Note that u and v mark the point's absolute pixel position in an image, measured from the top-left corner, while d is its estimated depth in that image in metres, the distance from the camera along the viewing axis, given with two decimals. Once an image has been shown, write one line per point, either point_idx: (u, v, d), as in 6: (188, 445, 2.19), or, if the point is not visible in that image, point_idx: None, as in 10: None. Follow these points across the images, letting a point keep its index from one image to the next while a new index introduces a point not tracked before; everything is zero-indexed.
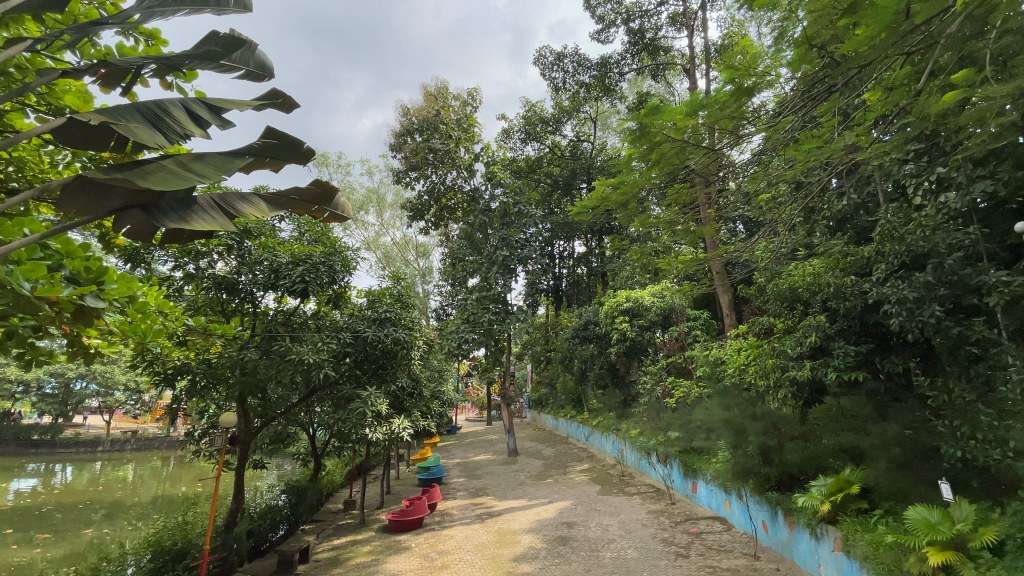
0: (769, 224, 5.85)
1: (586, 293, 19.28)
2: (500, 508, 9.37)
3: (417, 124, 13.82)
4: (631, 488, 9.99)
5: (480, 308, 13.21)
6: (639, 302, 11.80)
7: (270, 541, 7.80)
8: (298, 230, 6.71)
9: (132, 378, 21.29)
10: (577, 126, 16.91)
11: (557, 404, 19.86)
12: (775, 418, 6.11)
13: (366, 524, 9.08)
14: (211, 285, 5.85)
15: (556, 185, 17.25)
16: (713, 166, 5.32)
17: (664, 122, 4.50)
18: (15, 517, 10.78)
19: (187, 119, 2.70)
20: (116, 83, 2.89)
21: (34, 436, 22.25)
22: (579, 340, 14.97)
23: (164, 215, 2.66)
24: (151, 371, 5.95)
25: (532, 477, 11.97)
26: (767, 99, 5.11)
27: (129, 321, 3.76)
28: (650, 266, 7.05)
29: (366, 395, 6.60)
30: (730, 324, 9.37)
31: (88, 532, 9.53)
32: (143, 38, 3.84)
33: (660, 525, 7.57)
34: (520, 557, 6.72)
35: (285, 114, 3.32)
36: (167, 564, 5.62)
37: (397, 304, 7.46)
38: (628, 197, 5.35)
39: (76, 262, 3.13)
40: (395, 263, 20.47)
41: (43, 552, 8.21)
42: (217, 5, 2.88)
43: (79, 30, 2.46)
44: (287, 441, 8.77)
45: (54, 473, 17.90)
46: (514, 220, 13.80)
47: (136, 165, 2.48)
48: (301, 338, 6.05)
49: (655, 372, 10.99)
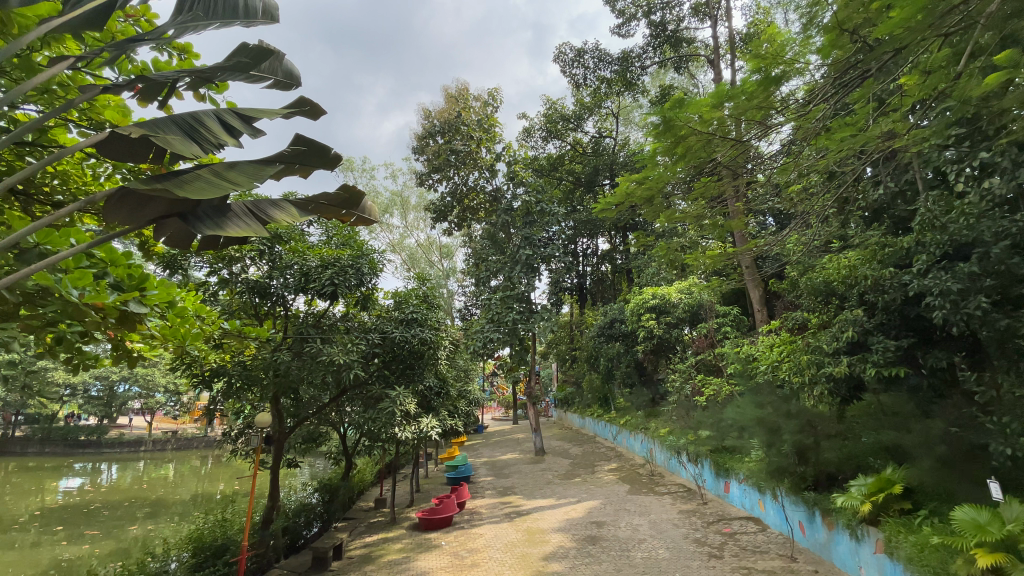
0: (800, 217, 5.68)
1: (610, 291, 19.12)
2: (529, 508, 9.37)
3: (438, 126, 13.96)
4: (661, 488, 9.83)
5: (503, 308, 13.12)
6: (666, 299, 11.59)
7: (304, 538, 7.98)
8: (327, 234, 6.85)
9: (172, 380, 22.08)
10: (598, 122, 16.76)
11: (584, 403, 19.72)
12: (811, 416, 5.93)
13: (397, 522, 9.21)
14: (244, 290, 6.02)
15: (578, 182, 17.14)
16: (739, 159, 5.23)
17: (689, 115, 4.43)
18: (65, 515, 11.31)
19: (220, 129, 2.79)
20: (154, 96, 3.00)
21: (81, 436, 23.22)
22: (605, 339, 14.81)
23: (200, 222, 2.76)
24: (189, 373, 6.16)
25: (559, 476, 11.94)
26: (797, 88, 4.97)
27: (169, 325, 3.92)
28: (676, 262, 6.93)
29: (394, 395, 6.71)
30: (761, 320, 9.11)
31: (132, 529, 9.93)
32: (176, 53, 3.97)
33: (692, 526, 7.43)
34: (550, 556, 6.71)
35: (313, 121, 3.40)
36: (208, 560, 5.81)
37: (423, 305, 7.53)
38: (653, 192, 5.28)
39: (119, 269, 3.26)
40: (420, 264, 20.65)
41: (91, 548, 8.60)
42: (246, 17, 2.96)
43: (119, 47, 2.55)
44: (318, 441, 8.96)
45: (100, 472, 18.72)
46: (536, 218, 13.80)
47: (174, 175, 2.56)
48: (331, 340, 6.15)
49: (683, 369, 10.81)
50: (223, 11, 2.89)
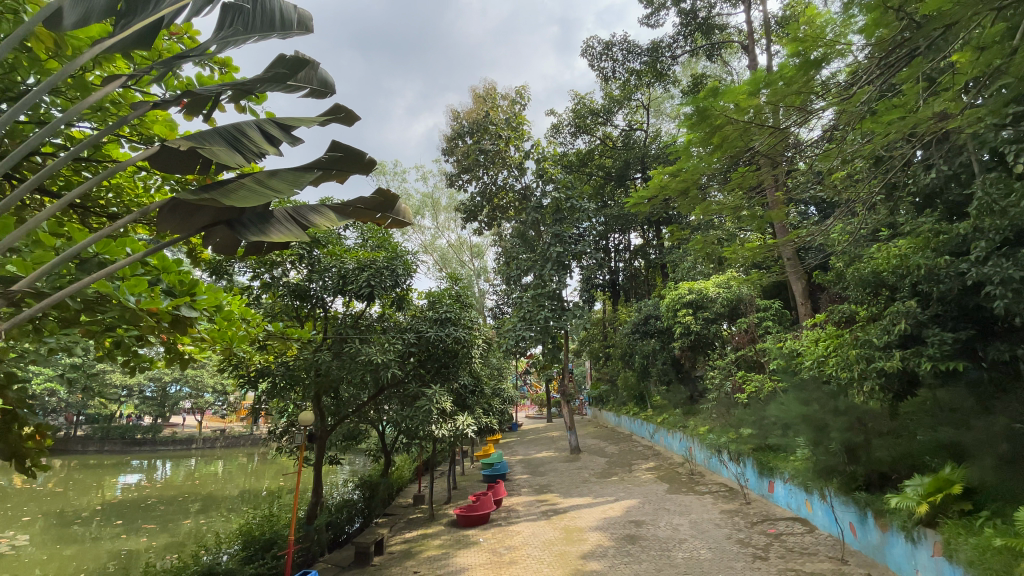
0: (845, 206, 5.43)
1: (644, 287, 18.81)
2: (566, 505, 9.34)
3: (467, 127, 14.05)
4: (701, 488, 9.61)
5: (535, 306, 13.05)
6: (703, 294, 11.31)
7: (346, 533, 8.20)
8: (362, 237, 7.02)
9: (219, 381, 23.08)
10: (628, 115, 16.51)
11: (619, 401, 19.48)
12: (860, 413, 5.68)
13: (435, 518, 9.35)
14: (285, 293, 6.23)
15: (609, 177, 16.94)
16: (778, 147, 5.05)
17: (725, 104, 4.32)
18: (125, 509, 11.99)
19: (262, 139, 2.90)
20: (198, 110, 3.14)
21: (138, 435, 24.55)
22: (640, 335, 14.55)
23: (245, 230, 2.88)
24: (236, 374, 6.45)
25: (595, 475, 11.84)
26: (839, 71, 4.75)
27: (217, 328, 4.09)
28: (714, 255, 6.76)
29: (430, 393, 6.81)
30: (805, 314, 8.78)
31: (187, 523, 10.44)
32: (217, 67, 4.14)
33: (735, 526, 7.25)
34: (589, 554, 6.66)
35: (348, 127, 3.48)
36: (257, 553, 6.05)
37: (456, 304, 7.61)
38: (688, 185, 5.18)
39: (171, 276, 3.43)
40: (451, 265, 20.86)
41: (150, 541, 9.10)
42: (282, 29, 3.13)
43: (166, 64, 2.67)
44: (358, 438, 9.19)
45: (156, 468, 19.78)
46: (567, 215, 13.74)
47: (219, 185, 2.67)
48: (368, 340, 6.29)
49: (723, 366, 10.54)
50: (261, 24, 3.02)
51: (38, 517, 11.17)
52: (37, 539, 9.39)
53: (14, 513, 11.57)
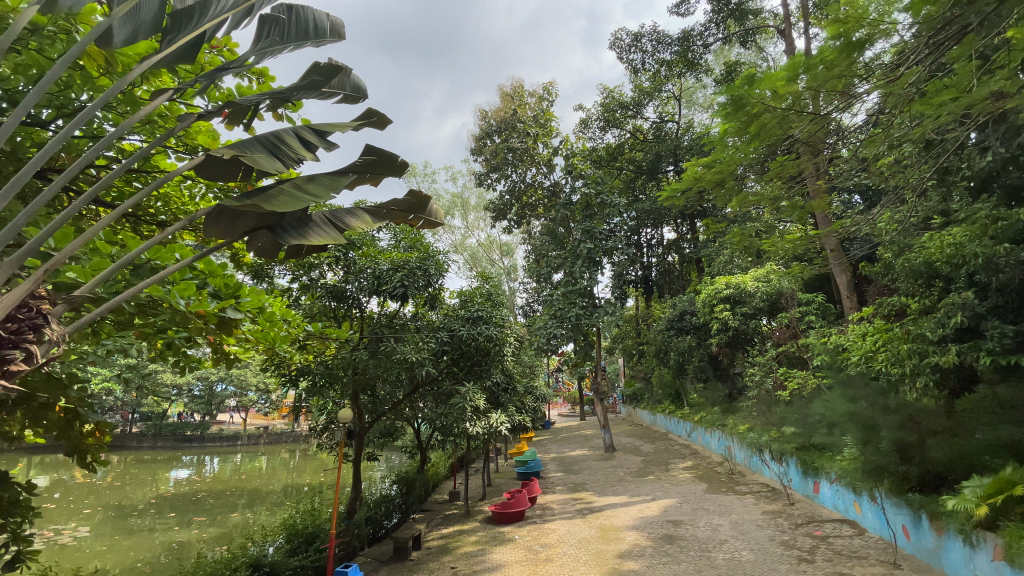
0: (893, 194, 5.17)
1: (678, 282, 18.45)
2: (602, 504, 9.28)
3: (495, 126, 14.11)
4: (741, 488, 9.35)
5: (567, 303, 12.93)
6: (741, 288, 10.99)
7: (385, 528, 8.40)
8: (395, 238, 7.17)
9: (261, 380, 24.00)
10: (659, 107, 16.22)
11: (654, 399, 19.15)
12: (913, 411, 5.41)
13: (471, 515, 9.45)
14: (323, 294, 6.45)
15: (640, 170, 16.67)
16: (819, 134, 4.85)
17: (761, 91, 4.19)
18: (178, 503, 12.62)
19: (300, 145, 2.99)
20: (238, 120, 3.26)
21: (187, 431, 25.79)
22: (675, 332, 14.24)
23: (286, 233, 2.97)
24: (278, 373, 6.71)
25: (631, 474, 11.69)
26: (884, 52, 4.54)
27: (260, 329, 4.25)
28: (752, 248, 6.57)
29: (464, 391, 6.88)
30: (851, 308, 8.40)
31: (234, 516, 10.91)
32: (255, 78, 4.29)
33: (779, 527, 7.02)
34: (626, 554, 6.59)
35: (380, 131, 3.56)
36: (301, 546, 6.27)
37: (488, 303, 7.65)
38: (724, 175, 5.06)
39: (217, 279, 3.60)
40: (482, 264, 20.98)
41: (201, 532, 9.56)
42: (316, 38, 3.21)
43: (209, 77, 2.79)
44: (395, 435, 9.35)
45: (205, 463, 20.74)
46: (597, 211, 13.60)
47: (261, 192, 2.75)
48: (403, 339, 6.42)
49: (763, 362, 10.23)
50: (296, 34, 3.12)
51: (99, 510, 11.87)
52: (98, 530, 10.01)
53: (78, 505, 12.37)
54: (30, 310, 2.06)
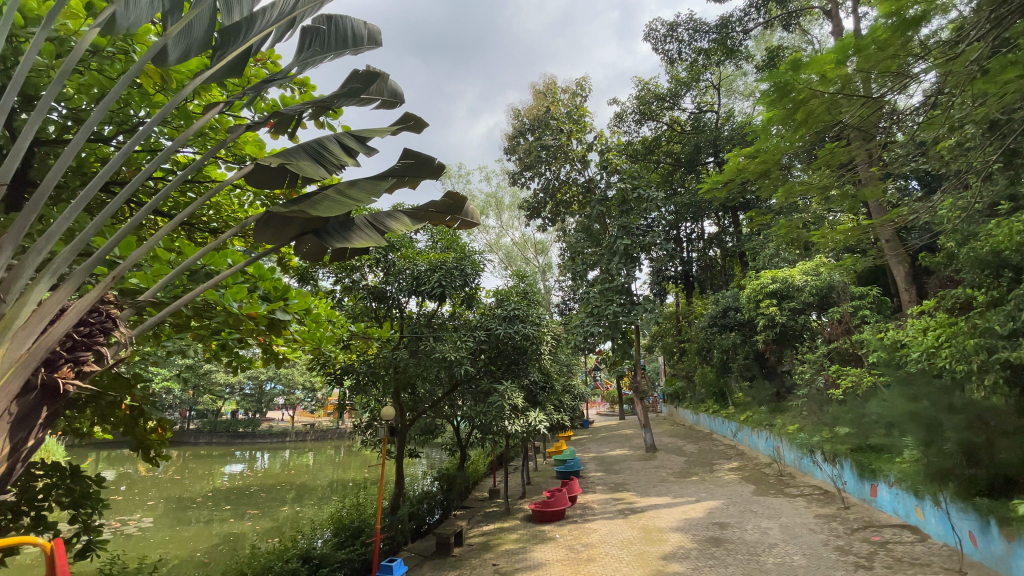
0: (955, 178, 4.84)
1: (721, 277, 17.92)
2: (643, 505, 9.13)
3: (528, 124, 14.10)
4: (791, 490, 8.99)
5: (603, 301, 12.74)
6: (788, 282, 10.57)
7: (427, 523, 8.56)
8: (432, 239, 7.31)
9: (307, 379, 24.92)
10: (697, 97, 15.81)
11: (697, 398, 18.66)
12: (980, 410, 5.06)
13: (511, 512, 9.51)
14: (365, 295, 6.67)
15: (678, 163, 16.29)
16: (871, 118, 4.61)
17: (808, 76, 4.01)
18: (233, 496, 13.28)
19: (341, 152, 3.08)
20: (283, 129, 3.39)
21: (240, 428, 27.10)
22: (717, 329, 13.85)
23: (330, 237, 3.08)
24: (324, 372, 6.97)
25: (674, 474, 11.44)
26: (941, 28, 4.26)
27: (307, 330, 4.41)
28: (799, 240, 6.31)
29: (502, 389, 6.92)
30: (909, 301, 7.94)
31: (284, 510, 11.37)
32: (298, 88, 4.45)
33: (833, 532, 6.71)
34: (669, 556, 6.46)
35: (417, 135, 3.62)
36: (348, 539, 6.46)
37: (524, 301, 7.67)
38: (768, 166, 4.90)
39: (267, 283, 3.76)
40: (517, 262, 21.03)
41: (253, 525, 10.03)
42: (354, 45, 3.30)
43: (256, 89, 2.91)
44: (435, 433, 9.50)
45: (256, 459, 21.72)
46: (633, 206, 13.35)
47: (306, 198, 2.85)
48: (442, 338, 6.55)
49: (813, 359, 9.80)
50: (335, 43, 3.22)
51: (161, 502, 12.63)
52: (161, 521, 10.67)
53: (143, 497, 13.22)
54: (100, 315, 2.21)
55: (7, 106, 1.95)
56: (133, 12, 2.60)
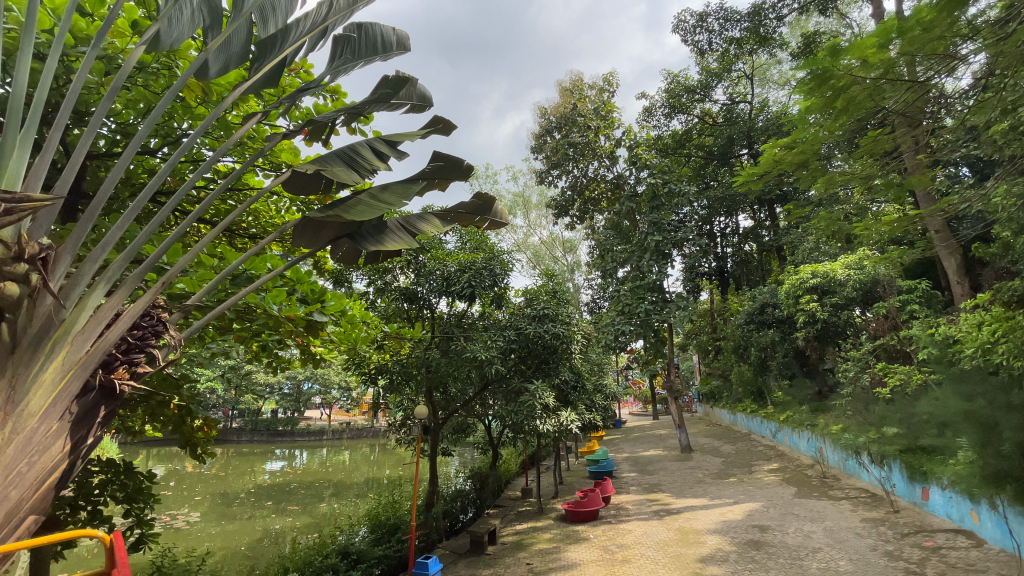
0: (1012, 164, 4.55)
1: (758, 272, 17.41)
2: (679, 506, 8.96)
3: (555, 122, 14.03)
4: (836, 492, 8.66)
5: (634, 298, 12.55)
6: (830, 277, 10.18)
7: (461, 521, 8.65)
8: (461, 240, 7.37)
9: (343, 378, 25.56)
10: (729, 88, 15.44)
11: (734, 397, 18.17)
12: None
13: (544, 512, 9.49)
14: (396, 296, 6.81)
15: (710, 156, 15.92)
16: (917, 103, 4.39)
17: (848, 61, 3.84)
18: (274, 492, 13.75)
19: (373, 156, 3.14)
20: (317, 136, 3.49)
21: (279, 427, 28.02)
22: (755, 326, 13.47)
23: (365, 240, 3.16)
24: (358, 371, 7.14)
25: (711, 475, 11.19)
26: (993, 5, 4.01)
27: (343, 331, 4.53)
28: (841, 233, 6.06)
29: (533, 388, 6.91)
30: (963, 294, 7.51)
31: (323, 506, 11.70)
32: (330, 95, 4.56)
33: (881, 536, 6.42)
34: (707, 558, 6.31)
35: (446, 137, 3.65)
36: (384, 536, 6.60)
37: (553, 300, 7.63)
38: (807, 157, 4.73)
39: (304, 286, 3.88)
40: (545, 261, 20.97)
41: (294, 520, 10.37)
42: (384, 52, 3.36)
43: (291, 99, 3.00)
44: (467, 432, 9.58)
45: (295, 457, 22.41)
46: (664, 201, 13.09)
47: (340, 203, 2.93)
48: (472, 338, 6.61)
49: (858, 357, 9.40)
50: (365, 51, 3.29)
51: (207, 497, 13.18)
52: (207, 515, 11.16)
53: (191, 493, 13.87)
54: (151, 319, 2.33)
55: (62, 124, 2.06)
56: (176, 29, 2.73)
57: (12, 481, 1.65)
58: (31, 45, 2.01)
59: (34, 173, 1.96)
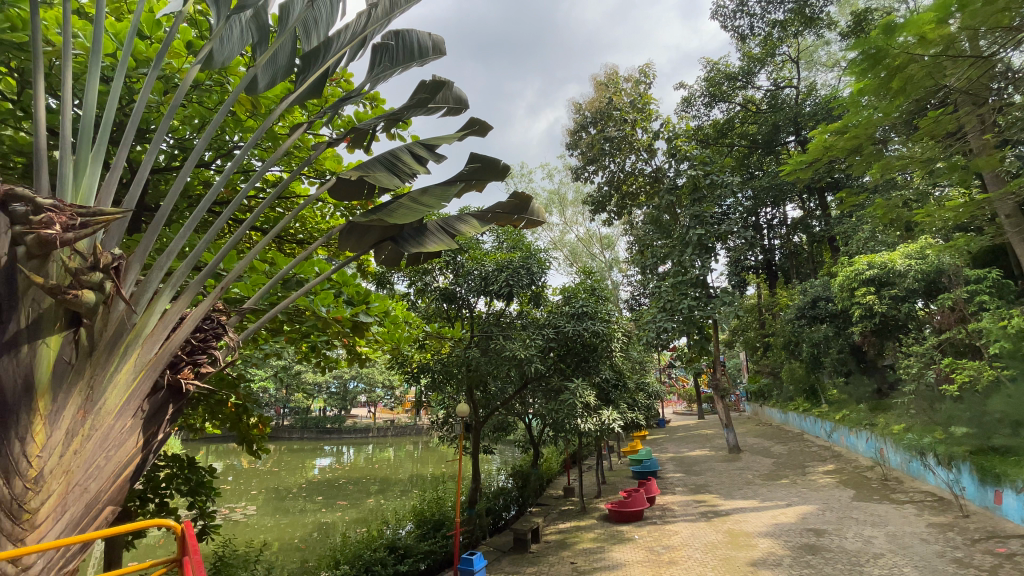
0: None
1: (808, 264, 16.66)
2: (728, 508, 8.69)
3: (590, 117, 13.89)
4: (898, 495, 8.17)
5: (676, 294, 12.24)
6: (888, 267, 9.61)
7: (504, 519, 8.72)
8: (498, 240, 7.42)
9: (386, 377, 26.25)
10: (773, 73, 14.86)
11: (784, 396, 17.44)
12: None
13: (587, 511, 9.43)
14: (436, 296, 6.93)
15: (754, 144, 15.36)
16: (982, 79, 4.10)
17: (904, 39, 3.64)
18: (324, 488, 14.29)
19: (413, 161, 3.21)
20: (359, 143, 3.59)
21: (328, 424, 29.11)
22: (806, 321, 12.93)
23: (407, 243, 3.24)
24: (401, 371, 7.31)
25: (761, 476, 10.79)
26: None
27: (387, 332, 4.64)
28: (899, 221, 5.72)
29: (573, 387, 6.86)
30: None
31: (370, 501, 12.05)
32: (369, 103, 4.69)
33: (950, 542, 6.01)
34: (759, 562, 6.10)
35: (483, 138, 3.69)
36: (430, 531, 6.75)
37: (592, 298, 7.55)
38: (861, 142, 4.48)
39: (350, 288, 4.00)
40: (582, 258, 20.79)
41: (343, 515, 10.72)
42: (421, 57, 3.42)
43: (334, 108, 3.10)
44: (508, 430, 9.63)
45: (343, 453, 23.24)
46: (706, 193, 12.73)
47: (382, 207, 3.01)
48: (511, 336, 6.64)
49: (922, 352, 8.83)
50: (403, 57, 3.37)
51: (262, 492, 13.83)
52: (262, 509, 11.72)
53: (248, 487, 14.63)
54: (212, 322, 2.47)
55: (128, 142, 2.20)
56: (226, 46, 2.87)
57: (91, 474, 1.79)
58: (99, 69, 2.16)
59: (104, 189, 2.10)
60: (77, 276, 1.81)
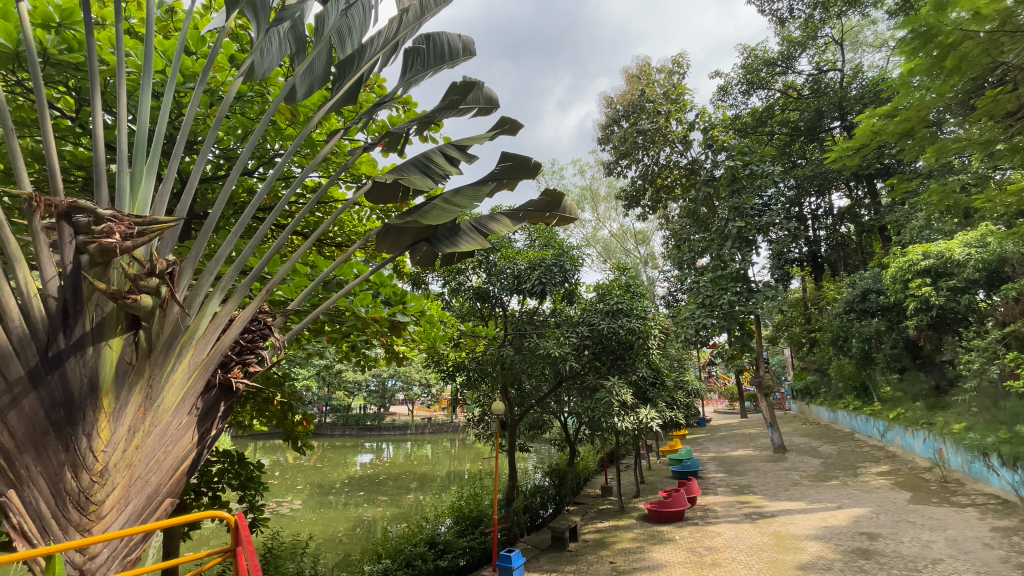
0: None
1: (857, 255, 15.89)
2: (774, 509, 8.39)
3: (622, 110, 13.70)
4: (960, 498, 7.69)
5: (716, 289, 11.85)
6: (945, 257, 9.05)
7: (542, 517, 8.72)
8: (530, 238, 7.41)
9: (423, 375, 26.71)
10: (815, 56, 14.26)
11: (833, 393, 16.69)
12: None
13: (626, 511, 9.30)
14: (470, 295, 7.00)
15: (797, 131, 14.76)
16: None
17: (958, 13, 3.44)
18: (365, 483, 14.66)
19: (445, 162, 3.25)
20: (393, 146, 3.65)
21: (368, 422, 29.87)
22: (856, 315, 12.34)
23: (441, 243, 3.28)
24: (437, 369, 7.42)
25: (809, 477, 10.36)
26: None
27: (423, 330, 4.72)
28: (958, 207, 5.38)
29: (609, 385, 6.78)
30: None
31: (409, 497, 12.30)
32: (402, 106, 4.77)
33: (1018, 548, 5.62)
34: (808, 566, 5.85)
35: (513, 137, 3.70)
36: (468, 527, 6.82)
37: (627, 295, 7.42)
38: (913, 125, 4.23)
39: (387, 288, 4.08)
40: (616, 254, 20.51)
41: (384, 510, 10.98)
42: (451, 58, 3.44)
43: (368, 113, 3.16)
44: (544, 428, 9.61)
45: (383, 450, 23.79)
46: (745, 184, 12.34)
47: (416, 209, 3.05)
48: (545, 334, 6.63)
49: (985, 346, 8.28)
50: (433, 59, 3.41)
51: (306, 487, 14.30)
52: (307, 503, 12.13)
53: (294, 482, 15.19)
54: (259, 324, 2.57)
55: (178, 154, 2.31)
56: (267, 58, 3.01)
57: (151, 468, 1.90)
58: (151, 86, 2.28)
59: (158, 199, 2.22)
60: (135, 281, 1.90)
